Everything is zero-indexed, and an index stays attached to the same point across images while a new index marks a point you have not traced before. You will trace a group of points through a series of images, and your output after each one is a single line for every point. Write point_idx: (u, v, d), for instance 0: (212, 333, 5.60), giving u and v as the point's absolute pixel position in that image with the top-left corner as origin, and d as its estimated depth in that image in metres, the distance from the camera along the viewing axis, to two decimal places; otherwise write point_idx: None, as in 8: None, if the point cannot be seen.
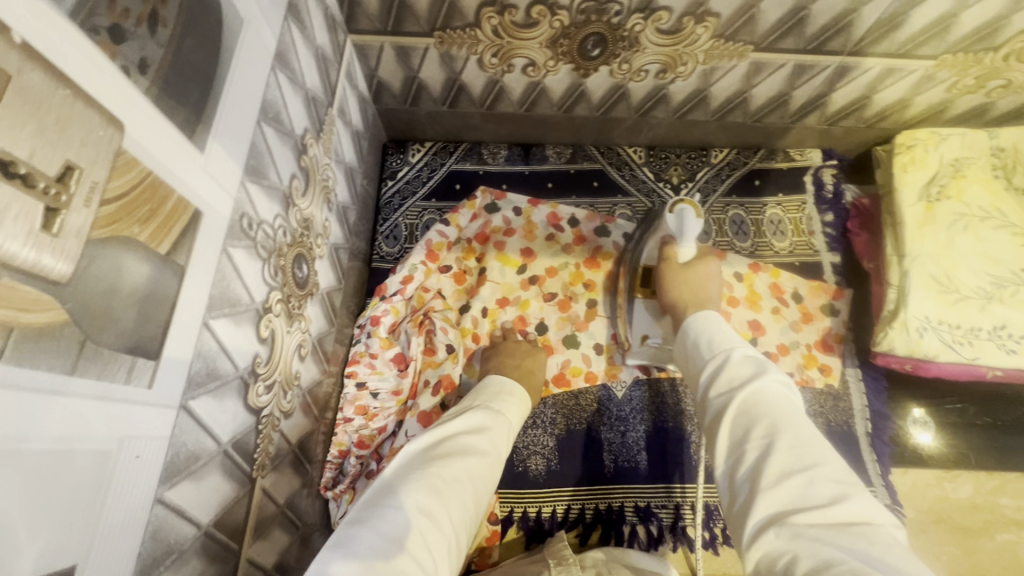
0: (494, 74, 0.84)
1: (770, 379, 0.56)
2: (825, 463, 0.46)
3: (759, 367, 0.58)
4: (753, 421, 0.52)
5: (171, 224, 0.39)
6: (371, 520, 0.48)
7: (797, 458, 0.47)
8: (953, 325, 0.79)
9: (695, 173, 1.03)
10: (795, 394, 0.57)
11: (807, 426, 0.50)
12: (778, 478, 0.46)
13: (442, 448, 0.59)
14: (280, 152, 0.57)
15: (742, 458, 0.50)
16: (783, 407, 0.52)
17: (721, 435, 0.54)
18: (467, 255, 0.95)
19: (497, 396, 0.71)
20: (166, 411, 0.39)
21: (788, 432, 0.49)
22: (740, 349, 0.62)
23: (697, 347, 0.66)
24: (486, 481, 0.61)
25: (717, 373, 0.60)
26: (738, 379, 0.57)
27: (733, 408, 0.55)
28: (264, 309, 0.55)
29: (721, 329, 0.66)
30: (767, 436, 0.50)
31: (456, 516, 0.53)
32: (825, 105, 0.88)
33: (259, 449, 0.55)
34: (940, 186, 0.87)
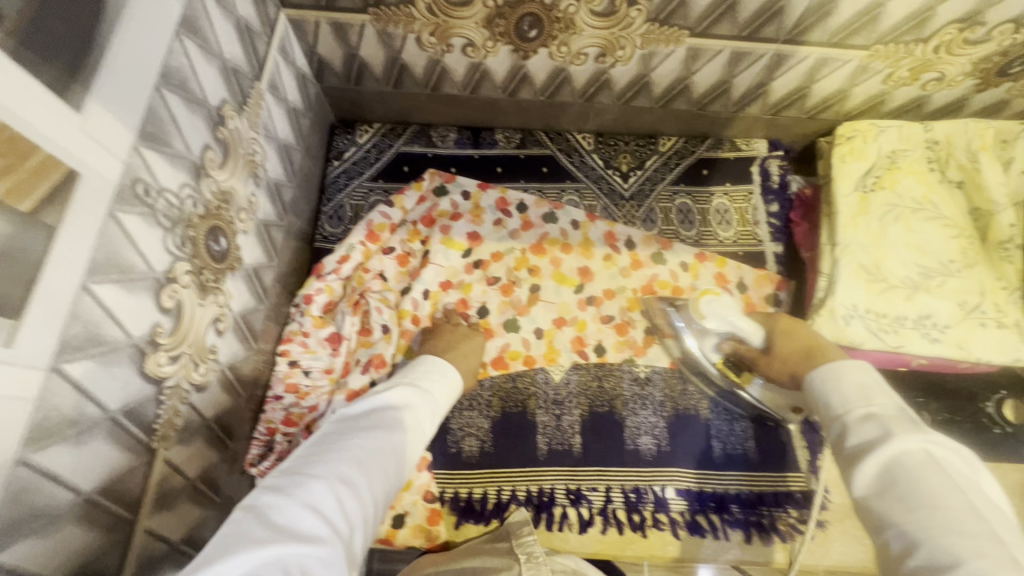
0: (434, 54, 0.84)
1: (916, 441, 0.50)
2: (979, 554, 0.41)
3: (887, 428, 0.53)
4: (898, 499, 0.48)
5: (36, 182, 0.38)
6: (288, 489, 0.48)
7: (947, 550, 0.42)
8: (879, 314, 0.80)
9: (644, 161, 1.03)
10: (937, 442, 0.50)
11: (968, 508, 0.45)
12: (928, 569, 0.42)
13: (365, 422, 0.59)
14: (188, 120, 0.56)
15: (889, 541, 0.47)
16: (929, 481, 0.47)
17: (863, 500, 0.51)
18: (412, 238, 0.95)
19: (428, 373, 0.72)
20: (31, 373, 0.39)
21: (935, 517, 0.45)
22: (870, 407, 0.56)
23: (823, 402, 0.61)
24: (412, 454, 0.61)
25: (844, 434, 0.56)
26: (865, 442, 0.53)
27: (868, 477, 0.51)
28: (166, 279, 0.54)
29: (842, 381, 0.60)
30: (911, 521, 0.46)
31: (376, 485, 0.54)
32: (766, 95, 0.89)
33: (162, 420, 0.55)
34: (875, 178, 0.88)
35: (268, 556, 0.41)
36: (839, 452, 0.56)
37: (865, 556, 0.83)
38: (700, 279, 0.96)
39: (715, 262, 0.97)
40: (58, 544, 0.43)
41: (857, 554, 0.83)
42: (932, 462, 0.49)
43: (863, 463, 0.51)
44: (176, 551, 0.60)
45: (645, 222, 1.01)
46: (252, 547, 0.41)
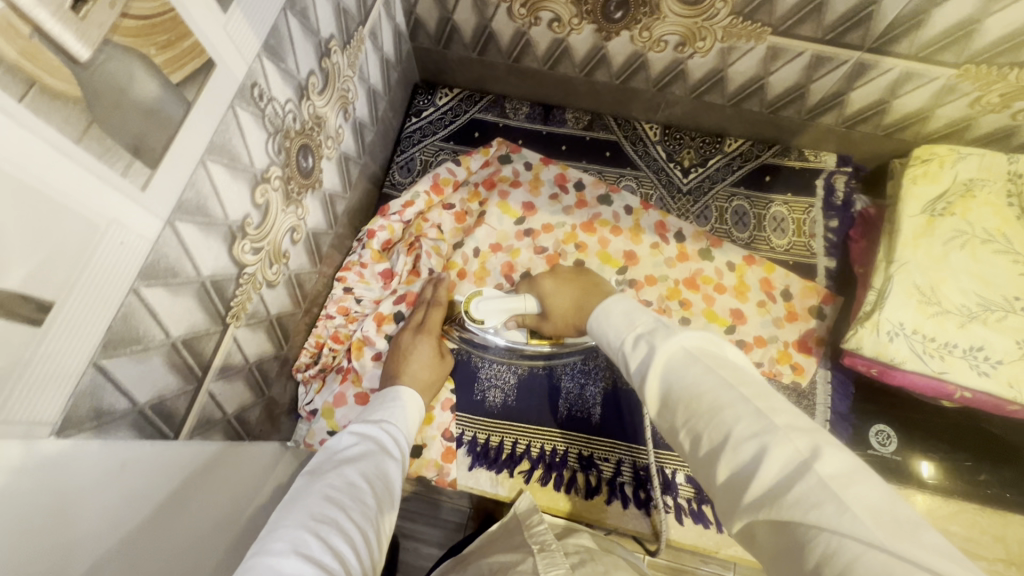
0: (522, 26, 0.89)
1: (674, 344, 0.56)
2: (737, 418, 0.46)
3: (651, 343, 0.57)
4: (674, 399, 0.52)
5: (185, 61, 0.45)
6: (267, 553, 0.46)
7: (719, 427, 0.46)
8: (927, 337, 0.78)
9: (707, 159, 1.04)
10: (689, 333, 0.56)
11: (719, 381, 0.49)
12: (714, 454, 0.46)
13: (325, 465, 0.58)
14: (302, 45, 0.64)
15: (685, 442, 0.50)
16: (692, 371, 0.52)
17: (658, 411, 0.54)
18: (471, 198, 1.01)
19: (382, 403, 0.70)
20: (153, 219, 0.46)
21: (703, 403, 0.49)
22: (636, 330, 0.62)
23: (609, 341, 0.65)
24: (390, 485, 0.60)
25: (628, 363, 0.60)
26: (642, 363, 0.57)
27: (654, 395, 0.54)
28: (262, 177, 0.61)
29: (612, 317, 0.66)
30: (693, 423, 0.49)
31: (356, 515, 0.53)
32: (843, 105, 0.89)
33: (236, 300, 0.62)
34: (946, 203, 0.85)
35: None
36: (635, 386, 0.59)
37: None
38: (744, 281, 0.96)
39: (762, 266, 0.97)
40: (145, 373, 0.50)
41: None
42: (690, 354, 0.54)
43: (647, 388, 0.55)
44: (226, 422, 0.67)
45: (699, 217, 1.02)
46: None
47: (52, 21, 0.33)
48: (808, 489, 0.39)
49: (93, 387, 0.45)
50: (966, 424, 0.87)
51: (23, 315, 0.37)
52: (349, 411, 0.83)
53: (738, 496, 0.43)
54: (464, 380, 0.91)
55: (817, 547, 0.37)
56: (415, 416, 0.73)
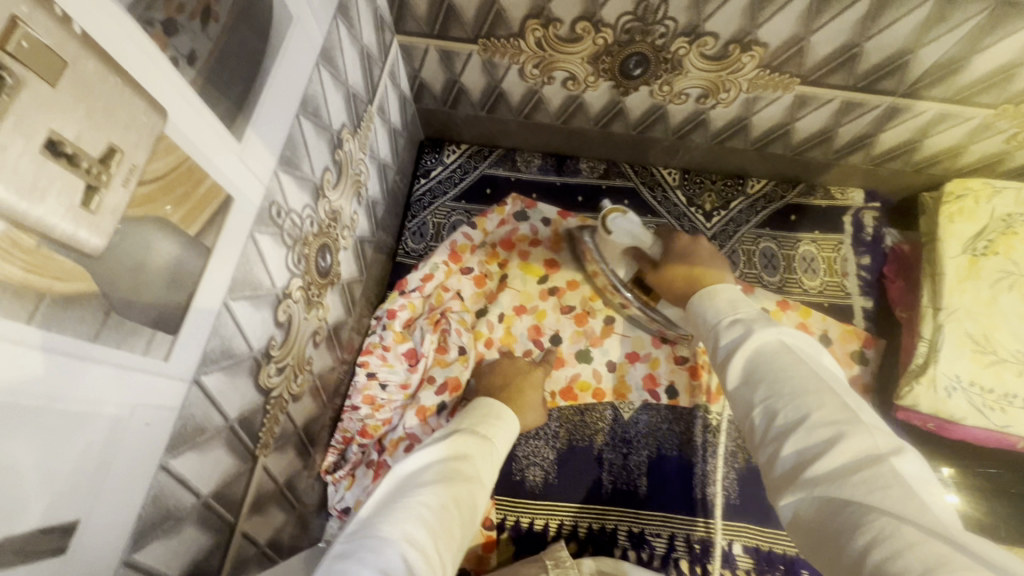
0: (534, 85, 0.85)
1: (771, 334, 0.52)
2: (822, 406, 0.43)
3: (748, 326, 0.55)
4: (755, 379, 0.49)
5: (203, 207, 0.41)
6: (359, 553, 0.44)
7: (799, 410, 0.44)
8: (985, 388, 0.75)
9: (729, 201, 1.01)
10: (795, 330, 0.52)
11: (809, 371, 0.47)
12: (786, 431, 0.44)
13: (424, 479, 0.56)
14: (315, 144, 0.59)
15: (753, 421, 0.48)
16: (783, 359, 0.49)
17: (734, 393, 0.52)
18: (490, 260, 0.96)
19: (486, 420, 0.68)
20: (177, 384, 0.41)
21: (787, 385, 0.46)
22: (733, 313, 0.58)
23: (701, 315, 0.62)
24: (475, 508, 0.56)
25: (715, 341, 0.58)
26: (731, 344, 0.54)
27: (737, 369, 0.52)
28: (283, 294, 0.57)
29: (712, 301, 0.62)
30: (770, 399, 0.46)
31: (443, 542, 0.49)
32: (871, 145, 0.86)
33: (264, 428, 0.57)
34: (987, 242, 0.82)
35: None
36: (716, 366, 0.57)
37: None
38: (781, 327, 0.91)
39: (798, 311, 0.92)
40: (179, 546, 0.45)
41: None
42: (786, 346, 0.51)
43: (730, 365, 0.52)
44: (261, 554, 0.62)
45: (726, 263, 0.98)
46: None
47: (62, 222, 0.29)
48: (878, 473, 0.37)
49: None
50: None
51: (46, 550, 0.32)
52: None
53: (797, 477, 0.40)
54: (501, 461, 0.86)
55: (870, 530, 0.34)
56: (504, 438, 0.69)
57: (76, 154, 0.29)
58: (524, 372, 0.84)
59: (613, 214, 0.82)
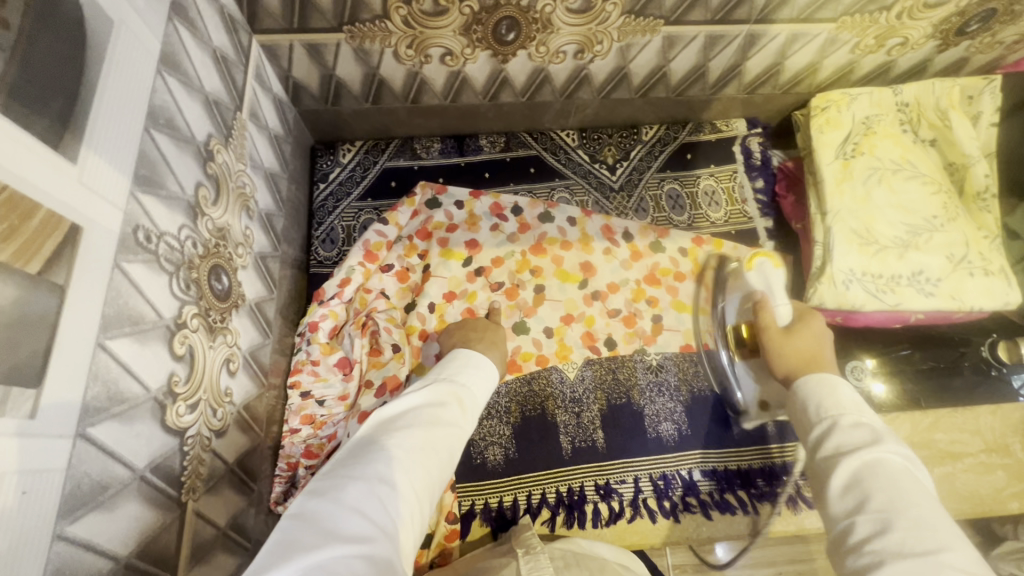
0: (413, 66, 0.83)
1: (896, 450, 0.52)
2: (948, 549, 0.43)
3: (875, 433, 0.53)
4: (873, 491, 0.48)
5: (42, 240, 0.36)
6: (331, 492, 0.47)
7: (921, 540, 0.43)
8: (875, 275, 0.83)
9: (629, 152, 1.04)
10: (920, 468, 0.51)
11: (940, 513, 0.46)
12: (893, 553, 0.43)
13: (404, 420, 0.57)
14: (178, 159, 0.54)
15: (854, 526, 0.47)
16: (908, 486, 0.48)
17: (835, 495, 0.51)
18: (409, 252, 0.94)
19: (462, 369, 0.68)
20: (59, 441, 0.37)
21: (916, 511, 0.46)
22: (854, 411, 0.57)
23: (803, 408, 0.61)
24: (455, 447, 0.58)
25: (827, 434, 0.56)
26: (847, 443, 0.53)
27: (845, 473, 0.51)
28: (176, 325, 0.52)
29: (836, 387, 0.60)
30: (884, 513, 0.46)
31: (418, 482, 0.51)
32: (741, 75, 0.91)
33: (188, 472, 0.53)
34: (854, 144, 0.90)
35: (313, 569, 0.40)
36: (812, 458, 0.56)
37: None
38: (699, 262, 0.96)
39: (712, 244, 0.97)
40: None
41: None
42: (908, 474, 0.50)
43: (841, 466, 0.51)
44: None
45: (637, 211, 1.02)
46: (304, 553, 0.41)
47: None
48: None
49: None
50: (921, 337, 0.97)
51: None
52: None
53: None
54: None
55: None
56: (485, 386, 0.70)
57: None
58: (484, 326, 0.85)
59: (761, 260, 0.83)
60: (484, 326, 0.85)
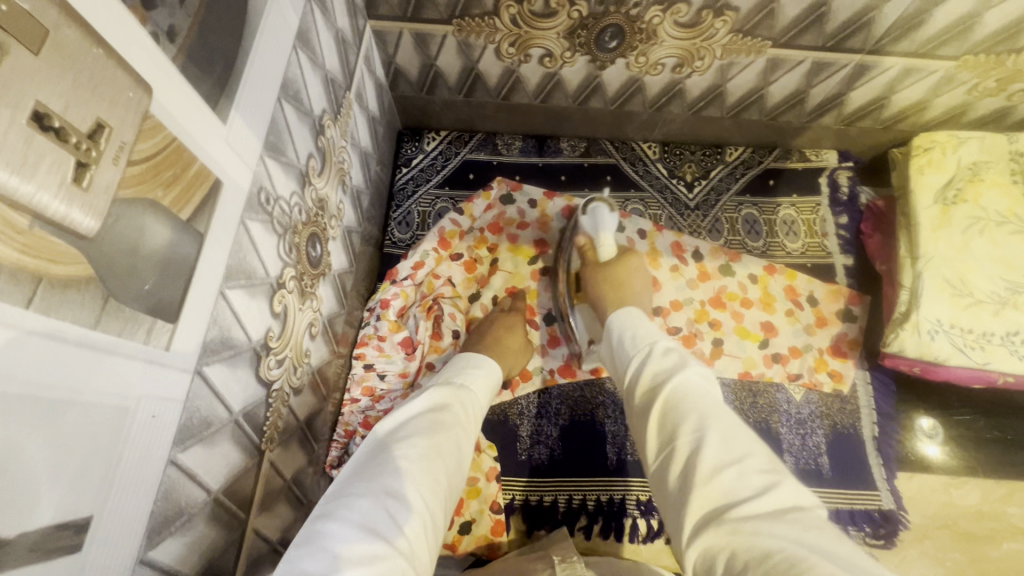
0: (511, 64, 0.85)
1: (694, 371, 0.55)
2: (751, 452, 0.46)
3: (681, 359, 0.57)
4: (686, 410, 0.50)
5: (193, 190, 0.39)
6: (338, 513, 0.46)
7: (731, 448, 0.46)
8: (965, 329, 0.78)
9: (709, 171, 1.02)
10: (718, 381, 0.56)
11: (734, 418, 0.50)
12: (712, 469, 0.45)
13: (404, 428, 0.56)
14: (298, 130, 0.58)
15: (674, 453, 0.49)
16: (712, 401, 0.51)
17: (653, 429, 0.53)
18: (479, 244, 0.96)
19: (460, 371, 0.69)
20: (181, 375, 0.40)
21: (720, 420, 0.48)
22: (665, 341, 0.61)
23: (622, 345, 0.65)
24: (459, 454, 0.58)
25: (643, 366, 0.59)
26: (664, 371, 0.56)
27: (663, 402, 0.53)
28: (278, 284, 0.56)
29: (639, 323, 0.66)
30: (698, 431, 0.48)
31: (426, 491, 0.51)
32: (842, 105, 0.88)
33: (268, 422, 0.56)
34: (957, 190, 0.85)
35: None
36: (636, 394, 0.58)
37: None
38: (770, 291, 0.95)
39: (785, 274, 0.96)
40: (192, 543, 0.44)
41: None
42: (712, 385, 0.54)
43: (658, 397, 0.54)
44: (273, 551, 0.61)
45: (711, 231, 1.00)
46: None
47: (55, 201, 0.27)
48: (806, 518, 0.40)
49: None
50: (999, 403, 0.88)
51: (62, 547, 0.31)
52: None
53: (724, 514, 0.42)
54: (505, 442, 0.86)
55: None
56: (486, 383, 0.71)
57: (64, 128, 0.27)
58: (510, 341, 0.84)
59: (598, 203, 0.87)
60: (518, 350, 0.85)
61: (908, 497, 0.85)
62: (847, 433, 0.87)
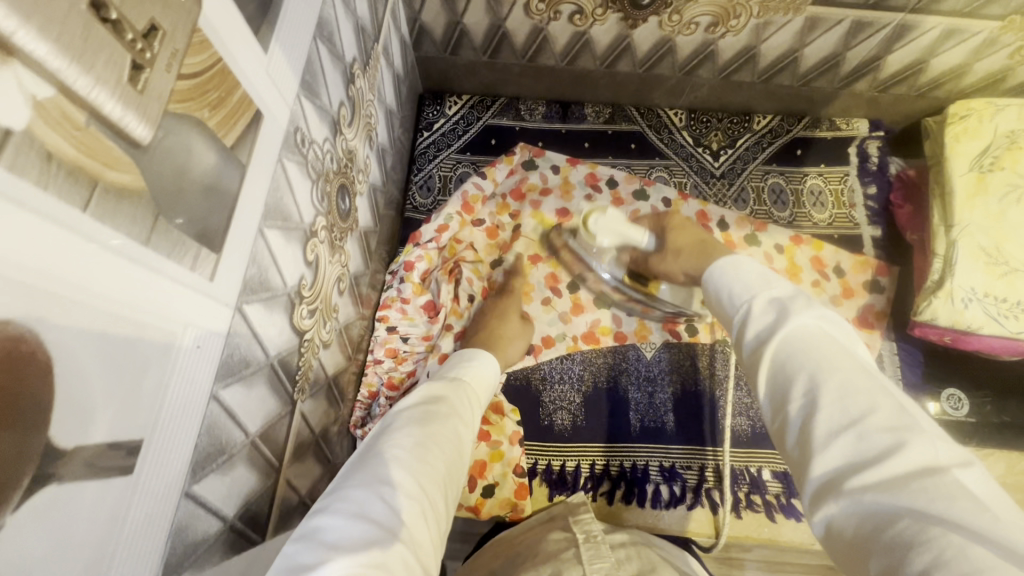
0: (540, 22, 0.83)
1: (806, 320, 0.49)
2: (874, 410, 0.40)
3: (787, 308, 0.50)
4: (795, 367, 0.45)
5: (236, 117, 0.38)
6: (330, 505, 0.44)
7: (851, 409, 0.41)
8: (999, 298, 0.76)
9: (736, 139, 1.00)
10: (835, 322, 0.49)
11: (858, 370, 0.43)
12: (830, 434, 0.40)
13: (399, 421, 0.54)
14: (331, 74, 0.56)
15: (787, 417, 0.44)
16: (826, 353, 0.45)
17: (766, 391, 0.48)
18: (501, 211, 0.95)
19: (456, 364, 0.67)
20: (223, 309, 0.39)
21: (834, 380, 0.43)
22: (766, 292, 0.54)
23: (720, 301, 0.59)
24: (458, 444, 0.55)
25: (744, 325, 0.53)
26: (764, 329, 0.51)
27: (769, 362, 0.48)
28: (310, 232, 0.54)
29: (739, 272, 0.59)
30: (810, 393, 0.43)
31: (422, 478, 0.48)
32: (878, 69, 0.86)
33: (300, 372, 0.55)
34: (993, 157, 0.83)
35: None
36: (740, 351, 0.53)
37: None
38: (796, 262, 0.94)
39: (811, 245, 0.94)
40: (232, 484, 0.43)
41: None
42: (829, 336, 0.47)
43: (764, 354, 0.48)
44: (302, 504, 0.61)
45: (737, 200, 0.99)
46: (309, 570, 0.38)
47: (111, 100, 0.26)
48: (940, 481, 0.35)
49: (189, 520, 0.38)
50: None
51: (116, 468, 0.30)
52: None
53: (846, 481, 0.38)
54: (528, 407, 0.86)
55: (930, 549, 0.31)
56: (486, 375, 0.69)
57: (121, 21, 0.26)
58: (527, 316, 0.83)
59: None
60: (512, 336, 0.81)
61: None
62: None
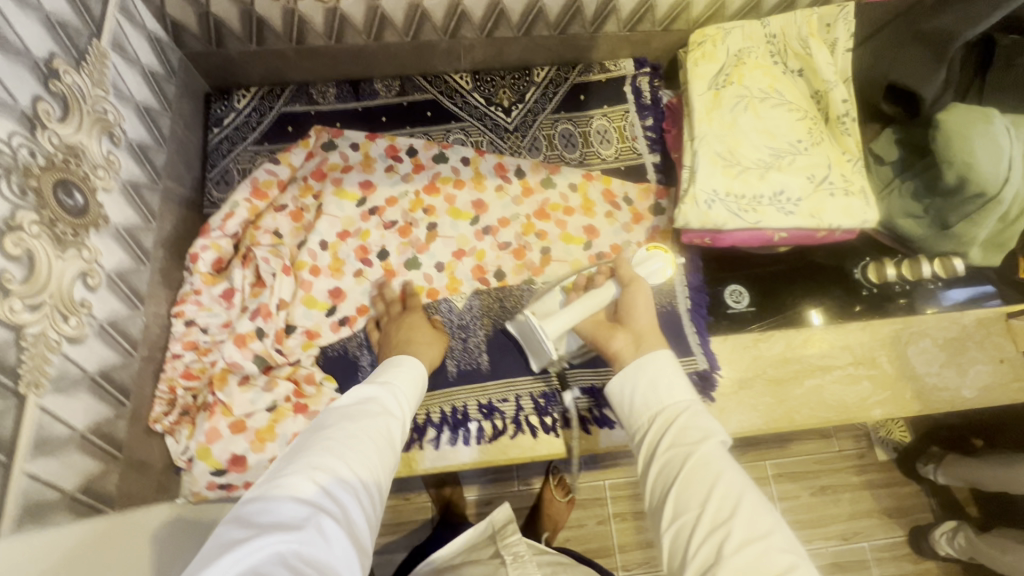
0: (287, 3, 0.85)
1: (722, 440, 0.57)
2: (775, 531, 0.49)
3: (709, 426, 0.59)
4: (712, 479, 0.53)
5: None
6: (265, 492, 0.47)
7: (756, 526, 0.49)
8: (738, 196, 0.86)
9: (523, 94, 1.07)
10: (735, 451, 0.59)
11: (758, 491, 0.53)
12: (741, 547, 0.48)
13: (328, 418, 0.57)
14: (9, 70, 0.56)
15: (699, 523, 0.52)
16: (738, 472, 0.54)
17: (678, 493, 0.55)
18: (304, 193, 0.96)
19: (386, 369, 0.68)
20: None
21: (744, 499, 0.51)
22: (688, 403, 0.62)
23: (643, 396, 0.65)
24: (389, 436, 0.59)
25: (670, 428, 0.60)
26: (692, 437, 0.58)
27: (688, 471, 0.55)
28: (8, 225, 0.54)
29: (668, 377, 0.64)
30: (728, 507, 0.51)
31: (354, 465, 0.52)
32: (615, 10, 0.95)
33: (26, 366, 0.55)
34: (725, 75, 0.94)
35: (258, 553, 0.40)
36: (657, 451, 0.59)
37: (758, 420, 0.91)
38: (589, 197, 1.01)
39: (601, 180, 1.02)
40: None
41: (750, 419, 0.91)
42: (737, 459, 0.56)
43: (689, 457, 0.56)
44: (71, 499, 0.61)
45: (531, 150, 1.05)
46: (235, 546, 0.41)
47: None
48: None
49: None
50: (791, 273, 1.01)
51: None
52: (227, 443, 0.78)
53: None
54: (345, 374, 0.87)
55: None
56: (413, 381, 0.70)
57: None
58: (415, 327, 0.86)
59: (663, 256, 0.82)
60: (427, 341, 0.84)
61: (724, 357, 0.95)
62: (666, 311, 0.95)
